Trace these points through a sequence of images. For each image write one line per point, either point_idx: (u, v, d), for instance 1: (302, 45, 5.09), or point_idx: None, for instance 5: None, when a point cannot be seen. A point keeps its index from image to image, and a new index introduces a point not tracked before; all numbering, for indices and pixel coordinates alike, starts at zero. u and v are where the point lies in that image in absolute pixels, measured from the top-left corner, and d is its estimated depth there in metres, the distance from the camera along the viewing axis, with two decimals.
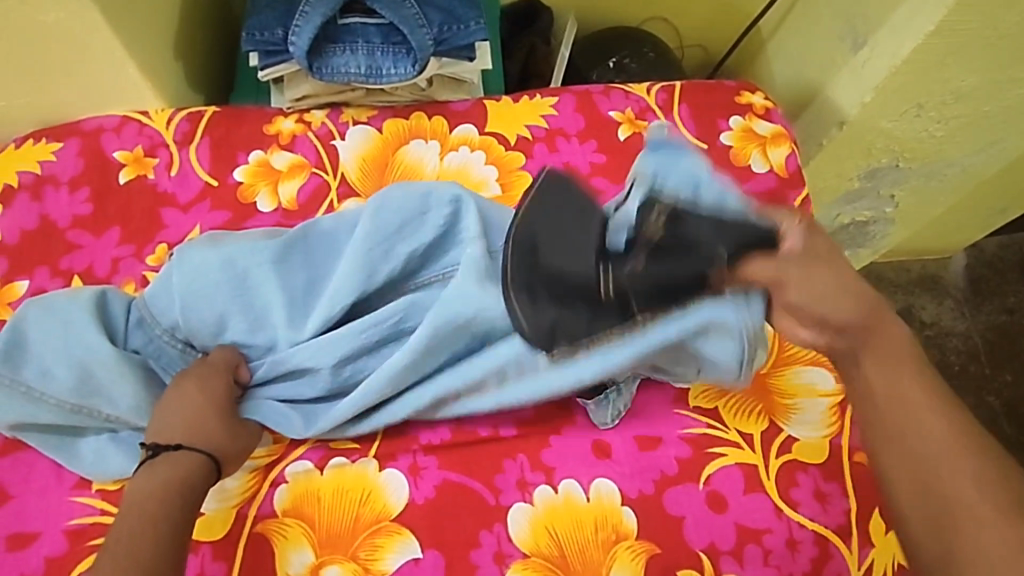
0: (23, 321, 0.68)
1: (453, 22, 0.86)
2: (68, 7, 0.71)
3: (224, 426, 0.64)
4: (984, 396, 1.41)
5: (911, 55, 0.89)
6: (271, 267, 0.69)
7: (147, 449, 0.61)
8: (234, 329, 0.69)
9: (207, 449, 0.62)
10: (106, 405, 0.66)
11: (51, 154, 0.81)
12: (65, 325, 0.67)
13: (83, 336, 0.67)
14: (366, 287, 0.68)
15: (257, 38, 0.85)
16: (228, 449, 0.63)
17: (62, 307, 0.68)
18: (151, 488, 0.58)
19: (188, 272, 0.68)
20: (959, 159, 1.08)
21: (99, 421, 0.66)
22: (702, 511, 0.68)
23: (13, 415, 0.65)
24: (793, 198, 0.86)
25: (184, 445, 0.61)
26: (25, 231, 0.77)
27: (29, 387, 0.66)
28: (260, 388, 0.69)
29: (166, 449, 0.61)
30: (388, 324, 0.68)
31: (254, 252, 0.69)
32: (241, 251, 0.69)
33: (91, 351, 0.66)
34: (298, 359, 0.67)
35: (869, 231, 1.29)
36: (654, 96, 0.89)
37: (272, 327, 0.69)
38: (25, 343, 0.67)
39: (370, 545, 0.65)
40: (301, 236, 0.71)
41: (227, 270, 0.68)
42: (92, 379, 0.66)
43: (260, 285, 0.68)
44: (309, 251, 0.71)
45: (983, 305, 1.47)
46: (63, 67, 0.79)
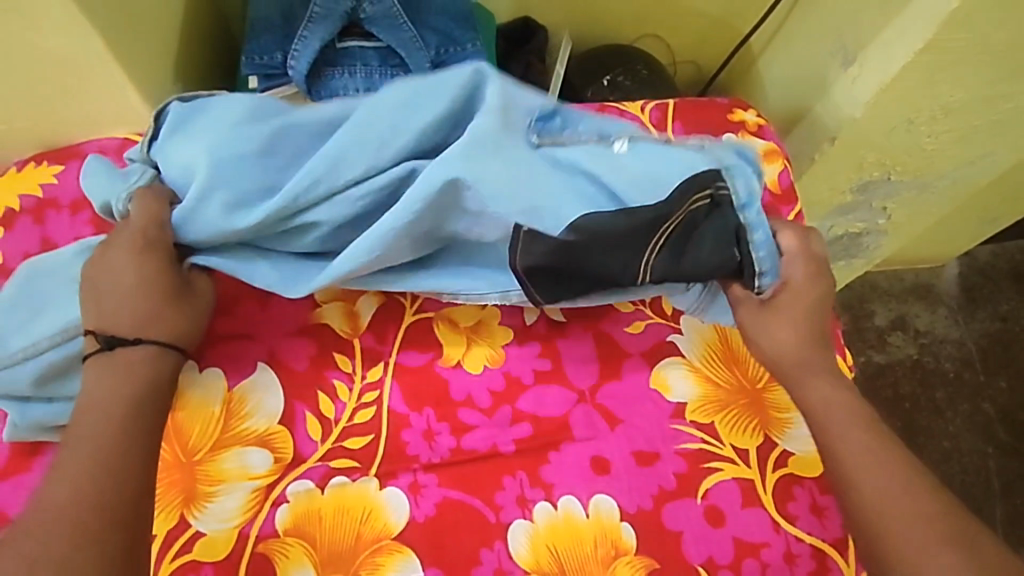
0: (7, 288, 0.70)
1: (449, 44, 0.88)
2: (72, 34, 0.73)
3: (175, 307, 0.67)
4: (979, 403, 1.42)
5: (901, 72, 0.90)
6: (256, 145, 0.66)
7: (101, 342, 0.64)
8: (205, 203, 0.66)
9: (163, 335, 0.66)
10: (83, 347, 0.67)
11: (52, 178, 0.82)
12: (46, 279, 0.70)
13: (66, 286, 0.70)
14: (354, 164, 0.66)
15: (257, 62, 0.86)
16: (182, 331, 0.67)
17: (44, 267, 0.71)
18: (118, 386, 0.62)
19: (184, 157, 0.67)
20: (950, 171, 1.10)
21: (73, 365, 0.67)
22: (701, 525, 0.69)
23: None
24: (786, 213, 0.87)
25: (142, 338, 0.64)
26: (27, 255, 0.78)
27: (6, 341, 0.67)
28: (252, 263, 0.70)
29: (121, 342, 0.64)
30: (381, 185, 0.67)
31: (236, 135, 0.67)
32: (222, 140, 0.66)
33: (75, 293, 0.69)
34: (287, 219, 0.67)
35: (862, 242, 1.30)
36: (648, 114, 0.91)
37: (252, 176, 0.66)
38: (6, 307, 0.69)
39: (372, 563, 0.65)
40: (293, 125, 0.68)
41: (216, 158, 0.66)
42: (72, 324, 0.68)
43: (249, 175, 0.66)
44: (300, 139, 0.68)
45: (976, 313, 1.48)
46: (66, 92, 0.80)
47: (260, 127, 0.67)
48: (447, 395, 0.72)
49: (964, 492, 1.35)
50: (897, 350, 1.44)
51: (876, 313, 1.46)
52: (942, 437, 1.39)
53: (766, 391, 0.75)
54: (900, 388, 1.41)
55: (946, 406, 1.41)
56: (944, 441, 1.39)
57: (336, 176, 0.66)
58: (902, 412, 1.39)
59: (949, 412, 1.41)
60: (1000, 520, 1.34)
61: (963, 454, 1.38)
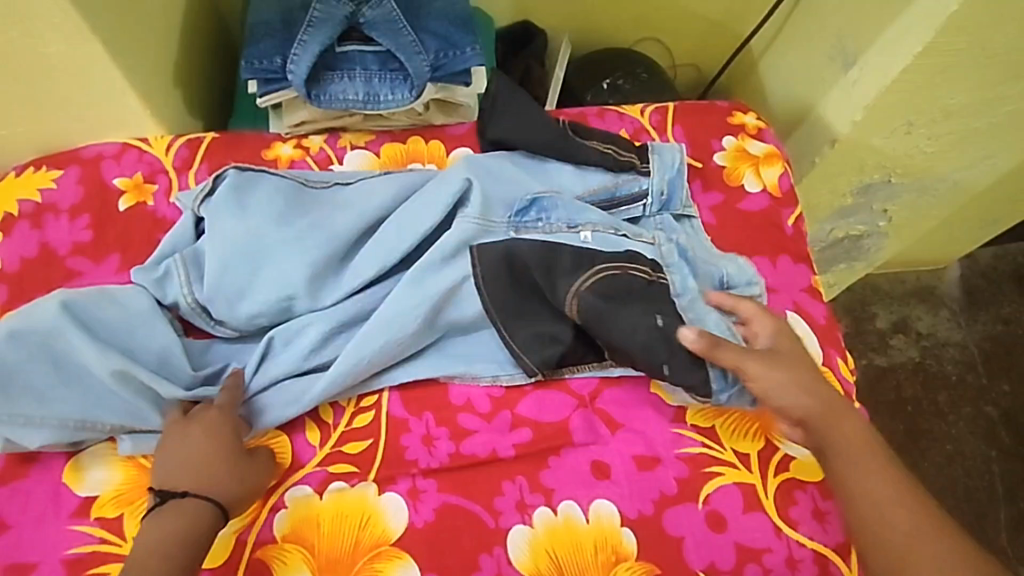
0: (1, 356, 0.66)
1: (448, 48, 0.87)
2: (71, 39, 0.73)
3: (232, 470, 0.64)
4: (982, 406, 1.41)
5: (900, 75, 0.90)
6: (275, 219, 0.73)
7: (157, 496, 0.63)
8: (226, 284, 0.71)
9: (215, 495, 0.63)
10: (111, 418, 0.66)
11: (51, 182, 0.82)
12: (47, 343, 0.67)
13: (74, 348, 0.67)
14: (368, 254, 0.73)
15: (256, 66, 0.86)
16: (239, 491, 0.64)
17: (35, 328, 0.67)
18: (160, 539, 0.60)
19: (220, 236, 0.72)
20: (951, 173, 1.09)
21: (106, 433, 0.67)
22: (703, 530, 0.68)
23: (19, 442, 0.65)
24: (786, 216, 0.87)
25: (190, 492, 0.62)
26: (26, 259, 0.78)
27: (29, 416, 0.66)
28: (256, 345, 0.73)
29: (171, 496, 0.62)
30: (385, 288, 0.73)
31: (260, 213, 0.73)
32: (245, 218, 0.73)
33: (88, 362, 0.67)
34: (298, 303, 0.72)
35: (863, 245, 1.30)
36: (647, 117, 0.91)
37: (271, 262, 0.72)
38: (12, 377, 0.66)
39: (371, 569, 0.65)
40: (324, 217, 0.74)
41: (253, 243, 0.72)
42: (95, 392, 0.67)
43: (280, 259, 0.71)
44: (316, 219, 0.74)
45: (978, 316, 1.48)
46: (64, 96, 0.80)
47: (292, 213, 0.74)
48: (446, 399, 0.72)
49: (968, 496, 1.35)
50: (899, 353, 1.43)
51: (878, 316, 1.46)
52: (945, 441, 1.38)
53: None
54: (902, 391, 1.40)
55: (949, 409, 1.40)
56: (947, 445, 1.38)
57: (363, 269, 0.73)
58: (904, 415, 1.39)
59: (951, 415, 1.40)
60: (1004, 524, 1.33)
61: (967, 458, 1.37)
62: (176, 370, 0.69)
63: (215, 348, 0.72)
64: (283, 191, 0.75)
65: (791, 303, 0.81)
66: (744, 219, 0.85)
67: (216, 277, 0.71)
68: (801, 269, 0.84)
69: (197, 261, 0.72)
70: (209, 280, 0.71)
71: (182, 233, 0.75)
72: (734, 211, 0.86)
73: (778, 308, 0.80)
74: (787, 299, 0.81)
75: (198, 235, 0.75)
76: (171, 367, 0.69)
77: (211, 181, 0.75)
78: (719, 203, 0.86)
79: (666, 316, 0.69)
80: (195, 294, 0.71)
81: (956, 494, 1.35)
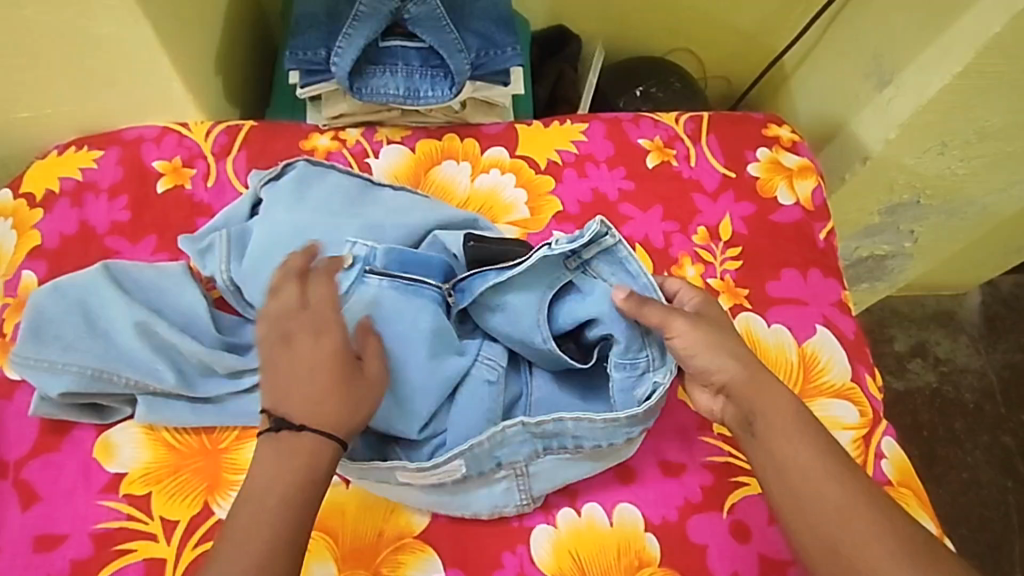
0: (40, 305, 0.68)
1: (489, 47, 0.88)
2: (121, 21, 0.74)
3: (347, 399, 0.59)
4: (998, 435, 1.39)
5: (938, 95, 0.90)
6: (330, 211, 0.73)
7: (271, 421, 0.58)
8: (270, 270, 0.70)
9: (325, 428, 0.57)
10: (129, 371, 0.67)
11: (92, 162, 0.83)
12: (84, 297, 0.69)
13: (106, 303, 0.69)
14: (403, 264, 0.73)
15: (300, 57, 0.87)
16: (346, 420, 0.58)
17: (77, 283, 0.70)
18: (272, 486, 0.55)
19: (270, 222, 0.72)
20: (981, 198, 1.09)
21: (121, 387, 0.67)
22: (726, 540, 0.68)
23: (40, 388, 0.66)
24: (818, 230, 0.86)
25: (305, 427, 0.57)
26: (65, 237, 0.79)
27: (52, 361, 0.66)
28: None
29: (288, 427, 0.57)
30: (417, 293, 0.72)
31: (314, 204, 0.74)
32: (299, 205, 0.73)
33: (118, 317, 0.68)
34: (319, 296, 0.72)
35: (887, 265, 1.29)
36: (682, 125, 0.91)
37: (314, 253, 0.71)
38: (45, 325, 0.68)
39: (394, 561, 0.65)
40: (373, 226, 0.73)
41: (300, 230, 0.72)
42: (119, 347, 0.68)
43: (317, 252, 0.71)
44: (371, 215, 0.74)
45: (998, 343, 1.47)
46: (110, 78, 0.81)
47: (342, 213, 0.73)
48: None
49: (982, 526, 1.33)
50: (916, 378, 1.42)
51: (896, 339, 1.45)
52: (960, 468, 1.36)
53: None
54: (918, 416, 1.39)
55: (965, 436, 1.39)
56: (962, 472, 1.36)
57: None
58: (920, 440, 1.37)
59: (968, 443, 1.38)
60: (1018, 557, 1.31)
61: (982, 487, 1.36)
62: (200, 332, 0.70)
63: (248, 328, 0.73)
64: (343, 188, 0.76)
65: (821, 317, 0.81)
66: (776, 230, 0.85)
67: (254, 259, 0.71)
68: (832, 283, 0.83)
69: (240, 241, 0.73)
70: (247, 262, 0.71)
71: (236, 212, 0.76)
72: (767, 222, 0.86)
73: (808, 321, 0.80)
74: (817, 312, 0.81)
75: (252, 215, 0.76)
76: (194, 328, 0.70)
77: (279, 169, 0.76)
78: (751, 213, 0.86)
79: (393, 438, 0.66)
80: (231, 272, 0.71)
81: (969, 523, 1.33)
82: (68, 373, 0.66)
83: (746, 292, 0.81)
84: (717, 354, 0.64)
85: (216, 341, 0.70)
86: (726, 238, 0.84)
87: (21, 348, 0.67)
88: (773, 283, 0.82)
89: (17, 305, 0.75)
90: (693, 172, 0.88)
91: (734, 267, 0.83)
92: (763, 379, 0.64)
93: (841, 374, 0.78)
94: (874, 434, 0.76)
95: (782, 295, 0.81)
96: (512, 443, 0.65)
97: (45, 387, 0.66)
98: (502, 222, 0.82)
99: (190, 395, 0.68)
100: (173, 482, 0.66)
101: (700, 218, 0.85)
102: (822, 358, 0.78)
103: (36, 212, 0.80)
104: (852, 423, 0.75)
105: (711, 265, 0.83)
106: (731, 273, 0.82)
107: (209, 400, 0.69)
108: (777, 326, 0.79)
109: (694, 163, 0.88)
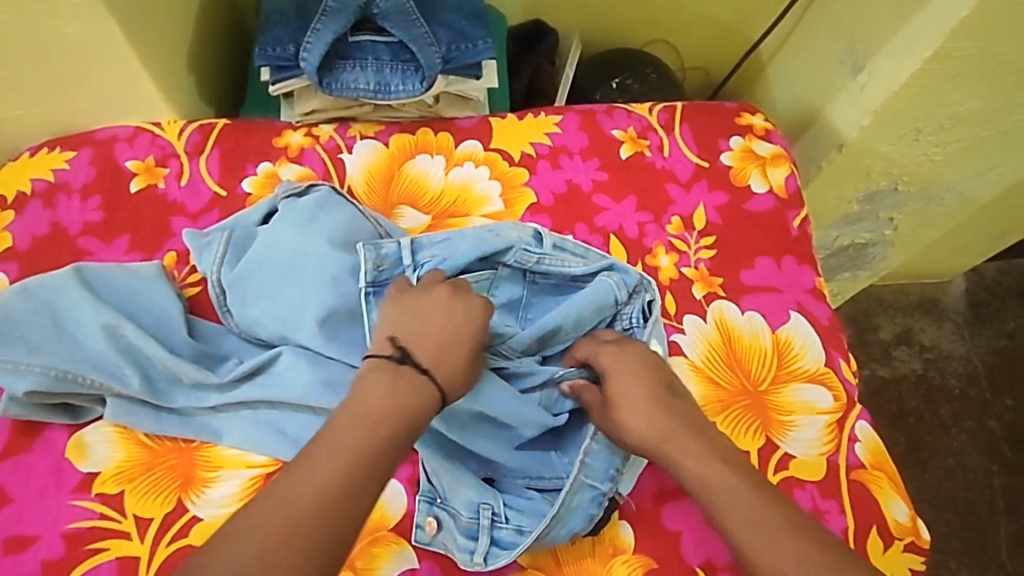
0: (8, 305, 0.68)
1: (461, 41, 0.89)
2: (85, 19, 0.73)
3: (468, 351, 0.63)
4: (985, 421, 1.40)
5: (909, 80, 0.90)
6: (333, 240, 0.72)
7: (396, 352, 0.61)
8: (258, 286, 0.71)
9: (443, 381, 0.61)
10: (95, 372, 0.66)
11: (64, 163, 0.83)
12: (53, 299, 0.69)
13: (75, 304, 0.69)
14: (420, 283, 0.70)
15: (270, 53, 0.87)
16: (458, 370, 0.62)
17: (46, 285, 0.70)
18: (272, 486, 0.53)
19: (273, 241, 0.72)
20: (958, 183, 1.09)
21: (87, 388, 0.67)
22: (700, 526, 0.68)
23: (3, 387, 0.65)
24: (792, 217, 0.87)
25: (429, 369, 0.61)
26: (36, 238, 0.79)
27: (17, 363, 0.66)
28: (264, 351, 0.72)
29: (414, 365, 0.61)
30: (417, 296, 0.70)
31: (315, 239, 0.72)
32: (304, 237, 0.72)
33: (86, 319, 0.68)
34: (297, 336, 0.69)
35: (869, 253, 1.30)
36: (656, 116, 0.91)
37: (306, 279, 0.70)
38: (11, 326, 0.67)
39: (368, 554, 0.65)
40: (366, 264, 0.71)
41: (297, 258, 0.71)
42: (85, 349, 0.67)
43: (310, 280, 0.70)
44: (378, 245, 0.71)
45: (983, 329, 1.47)
46: (79, 78, 0.81)
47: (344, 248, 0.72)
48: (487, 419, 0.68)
49: (969, 509, 1.34)
50: (902, 365, 1.43)
51: (881, 326, 1.45)
52: (946, 454, 1.37)
53: (768, 394, 0.76)
54: (904, 403, 1.40)
55: (951, 422, 1.39)
56: (949, 458, 1.37)
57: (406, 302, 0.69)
58: (906, 427, 1.38)
59: (954, 429, 1.39)
60: (1004, 540, 1.32)
61: (968, 471, 1.36)
62: (171, 338, 0.70)
63: (228, 342, 0.72)
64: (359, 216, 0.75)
65: (795, 303, 0.81)
66: (749, 218, 0.86)
67: (245, 269, 0.72)
68: (805, 270, 0.84)
69: (239, 245, 0.74)
70: (238, 269, 0.72)
71: (248, 216, 0.76)
72: (740, 210, 0.86)
73: (782, 308, 0.80)
74: (791, 299, 0.81)
75: (261, 222, 0.76)
76: (164, 331, 0.70)
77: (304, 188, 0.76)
78: (725, 202, 0.86)
79: (482, 495, 0.66)
80: (221, 276, 0.72)
81: (956, 508, 1.34)
82: (30, 373, 0.65)
83: (720, 281, 0.82)
84: (638, 418, 0.65)
85: (185, 348, 0.70)
86: (700, 228, 0.84)
87: None
88: (747, 270, 0.82)
89: None
90: (667, 162, 0.88)
91: (709, 255, 0.83)
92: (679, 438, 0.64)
93: (814, 359, 0.78)
94: (848, 418, 0.76)
95: (756, 282, 0.82)
96: (595, 452, 0.67)
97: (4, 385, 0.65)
98: (476, 214, 0.82)
99: (155, 403, 0.68)
100: (146, 480, 0.66)
101: (674, 207, 0.85)
102: (796, 344, 0.79)
103: (7, 214, 0.80)
104: (826, 407, 0.76)
105: (685, 254, 0.83)
106: (705, 261, 0.83)
107: (174, 410, 0.68)
108: (751, 313, 0.80)
109: (667, 153, 0.89)
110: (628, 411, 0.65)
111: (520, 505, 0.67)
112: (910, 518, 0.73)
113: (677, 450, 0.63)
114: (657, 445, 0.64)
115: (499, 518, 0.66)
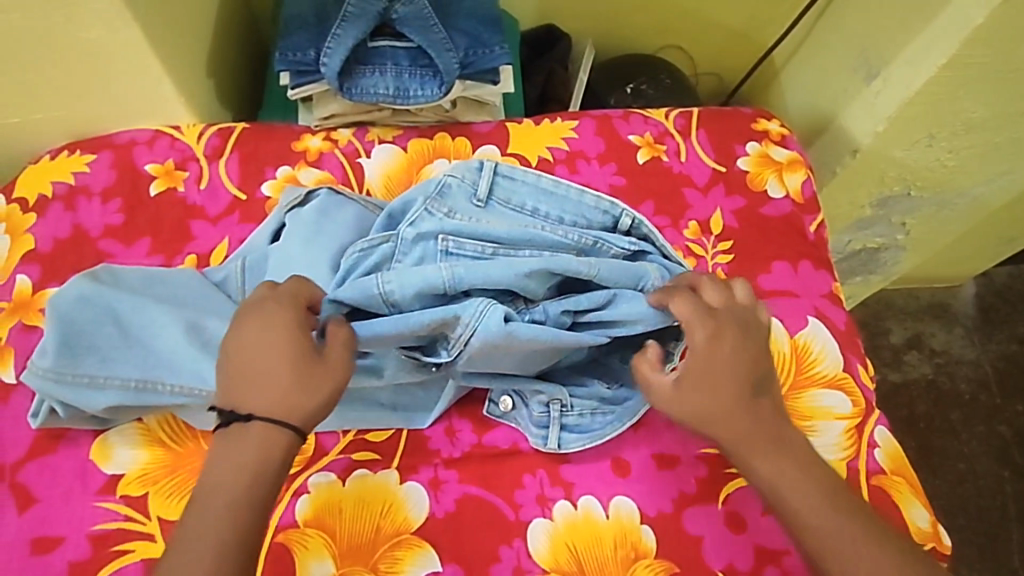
0: (62, 318, 0.66)
1: (479, 46, 0.89)
2: (108, 24, 0.74)
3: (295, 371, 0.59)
4: (995, 426, 1.40)
5: (924, 87, 0.91)
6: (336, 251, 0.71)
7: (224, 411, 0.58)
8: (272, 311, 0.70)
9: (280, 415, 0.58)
10: (173, 377, 0.66)
11: (84, 166, 0.83)
12: (114, 306, 0.68)
13: (139, 310, 0.68)
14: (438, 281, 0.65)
15: (290, 58, 0.87)
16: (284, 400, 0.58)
17: (103, 292, 0.68)
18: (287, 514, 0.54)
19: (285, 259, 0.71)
20: (971, 188, 1.10)
21: (167, 395, 0.66)
22: (721, 530, 0.68)
23: (81, 405, 0.65)
24: (808, 222, 0.87)
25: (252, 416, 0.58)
26: (58, 240, 0.79)
27: (92, 376, 0.65)
28: None
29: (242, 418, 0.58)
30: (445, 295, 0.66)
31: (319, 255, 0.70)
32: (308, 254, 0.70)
33: (155, 324, 0.67)
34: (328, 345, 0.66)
35: (880, 258, 1.30)
36: (672, 121, 0.91)
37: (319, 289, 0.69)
38: (77, 337, 0.66)
39: (390, 557, 0.65)
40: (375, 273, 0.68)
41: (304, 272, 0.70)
42: (160, 353, 0.67)
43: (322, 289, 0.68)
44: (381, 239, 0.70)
45: (993, 335, 1.47)
46: (100, 82, 0.81)
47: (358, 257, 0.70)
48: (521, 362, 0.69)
49: (980, 514, 1.34)
50: (912, 370, 1.43)
51: (891, 331, 1.46)
52: (957, 459, 1.37)
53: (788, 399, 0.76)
54: (914, 408, 1.40)
55: (961, 427, 1.39)
56: (960, 463, 1.37)
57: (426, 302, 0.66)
58: (916, 432, 1.38)
59: (964, 434, 1.39)
60: (1016, 546, 1.32)
61: (978, 477, 1.36)
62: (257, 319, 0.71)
63: None
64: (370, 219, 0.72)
65: (812, 309, 0.81)
66: (766, 223, 0.86)
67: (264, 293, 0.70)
68: (823, 275, 0.84)
69: (256, 268, 0.72)
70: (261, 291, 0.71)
71: (262, 237, 0.75)
72: (757, 215, 0.86)
73: (799, 313, 0.81)
74: (809, 304, 0.82)
75: (272, 240, 0.75)
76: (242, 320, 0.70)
77: (303, 198, 0.76)
78: (742, 207, 0.87)
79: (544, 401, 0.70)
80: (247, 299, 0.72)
81: (967, 513, 1.34)
82: (108, 388, 0.65)
83: None
84: (715, 409, 0.62)
85: None
86: (717, 232, 0.85)
87: (48, 363, 0.65)
88: (764, 275, 0.83)
89: (11, 309, 0.75)
90: (684, 168, 0.88)
91: (726, 260, 0.83)
92: (763, 437, 0.62)
93: (833, 364, 0.78)
94: (867, 424, 0.76)
95: (773, 287, 0.82)
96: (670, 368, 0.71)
97: (82, 401, 0.65)
98: None
99: None
100: (170, 482, 0.66)
101: (691, 212, 0.86)
102: (814, 349, 0.79)
103: (29, 216, 0.80)
104: (845, 413, 0.76)
105: (702, 259, 0.83)
106: (722, 266, 0.83)
107: None
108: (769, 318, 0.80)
109: (684, 158, 0.89)
110: (704, 398, 0.62)
111: (584, 393, 0.72)
112: (930, 524, 0.73)
113: (751, 449, 0.62)
114: (738, 442, 0.62)
115: (564, 408, 0.70)
